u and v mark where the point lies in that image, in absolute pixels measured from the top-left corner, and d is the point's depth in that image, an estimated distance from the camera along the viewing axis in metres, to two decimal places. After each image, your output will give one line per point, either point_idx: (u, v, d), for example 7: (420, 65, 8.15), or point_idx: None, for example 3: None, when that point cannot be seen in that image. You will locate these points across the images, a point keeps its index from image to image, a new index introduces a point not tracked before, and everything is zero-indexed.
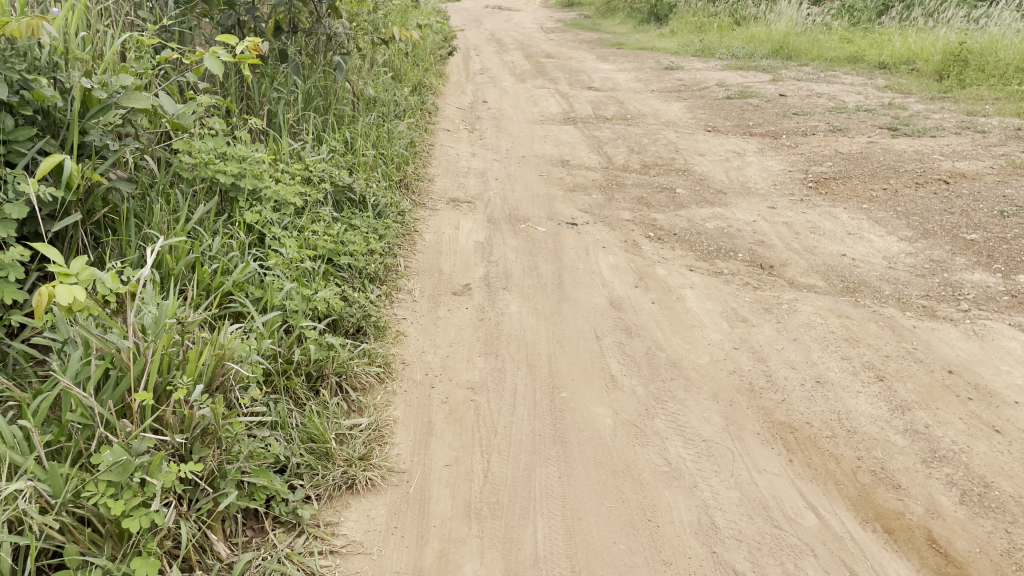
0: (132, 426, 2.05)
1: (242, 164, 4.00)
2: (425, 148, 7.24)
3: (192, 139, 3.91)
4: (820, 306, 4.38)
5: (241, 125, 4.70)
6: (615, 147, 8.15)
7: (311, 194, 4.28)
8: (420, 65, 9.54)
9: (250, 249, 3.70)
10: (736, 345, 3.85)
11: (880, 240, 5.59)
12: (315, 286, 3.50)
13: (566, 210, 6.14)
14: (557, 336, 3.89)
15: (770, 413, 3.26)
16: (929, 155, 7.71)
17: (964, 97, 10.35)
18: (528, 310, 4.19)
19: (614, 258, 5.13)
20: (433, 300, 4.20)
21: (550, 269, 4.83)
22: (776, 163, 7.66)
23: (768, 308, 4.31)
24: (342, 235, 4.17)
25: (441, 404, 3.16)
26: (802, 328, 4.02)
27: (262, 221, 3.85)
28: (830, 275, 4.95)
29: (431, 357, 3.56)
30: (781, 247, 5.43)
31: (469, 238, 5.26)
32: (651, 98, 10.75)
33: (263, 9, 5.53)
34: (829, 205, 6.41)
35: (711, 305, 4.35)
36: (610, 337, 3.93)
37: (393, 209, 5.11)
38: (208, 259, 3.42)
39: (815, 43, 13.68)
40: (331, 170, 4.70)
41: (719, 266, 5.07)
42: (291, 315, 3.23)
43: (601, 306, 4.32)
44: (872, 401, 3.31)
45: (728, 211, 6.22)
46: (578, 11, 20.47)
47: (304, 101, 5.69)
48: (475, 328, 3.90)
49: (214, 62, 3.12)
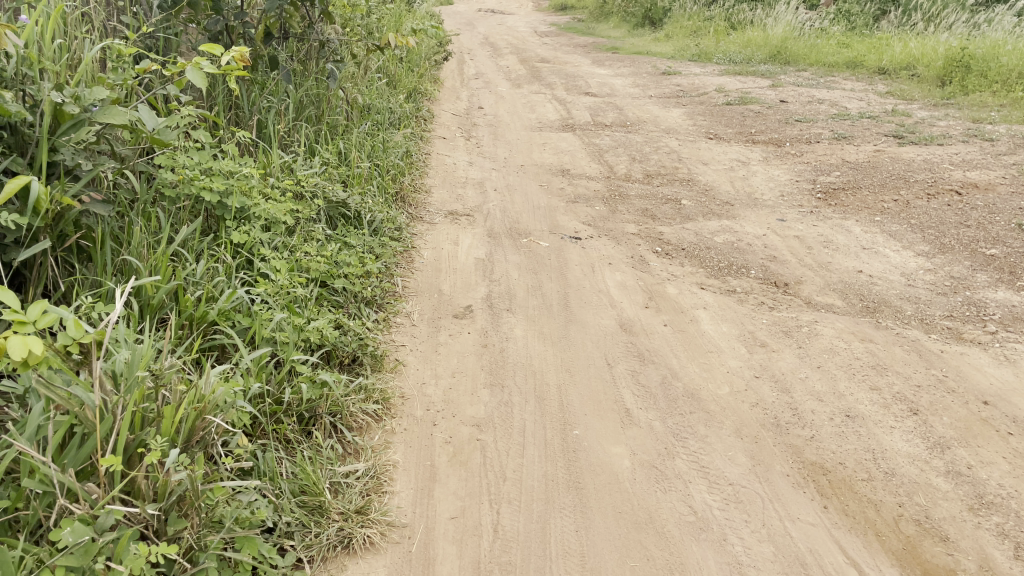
0: (99, 493, 1.82)
1: (228, 180, 3.75)
2: (421, 157, 6.99)
3: (174, 155, 3.66)
4: (842, 329, 4.15)
5: (228, 138, 4.46)
6: (616, 155, 7.92)
7: (303, 212, 4.04)
8: (415, 71, 9.29)
9: (237, 273, 3.45)
10: (757, 373, 3.61)
11: (896, 255, 5.36)
12: (306, 314, 3.26)
13: (568, 223, 5.89)
14: (567, 364, 3.65)
15: (800, 452, 3.02)
16: (938, 164, 7.50)
17: (968, 103, 10.17)
18: (533, 334, 3.94)
19: (621, 275, 4.89)
20: (433, 324, 3.95)
21: (554, 288, 4.58)
22: (782, 173, 7.45)
23: (787, 331, 4.07)
24: (336, 255, 3.93)
25: (444, 444, 2.92)
26: (825, 354, 3.79)
27: (251, 242, 3.60)
28: (848, 294, 4.72)
29: (433, 389, 3.30)
30: (794, 263, 5.20)
31: (468, 254, 5.01)
32: (650, 104, 10.53)
33: (252, 14, 5.30)
34: (840, 217, 6.19)
35: (727, 328, 4.12)
36: (622, 364, 3.69)
37: (389, 225, 4.86)
38: (191, 288, 3.17)
39: (814, 48, 13.50)
40: (324, 185, 4.47)
41: (731, 283, 4.83)
42: (280, 346, 2.99)
43: (611, 329, 4.08)
44: (908, 438, 3.09)
45: (736, 224, 5.99)
46: (571, 14, 20.32)
47: (295, 110, 5.46)
48: (479, 356, 3.65)
49: (197, 75, 2.85)
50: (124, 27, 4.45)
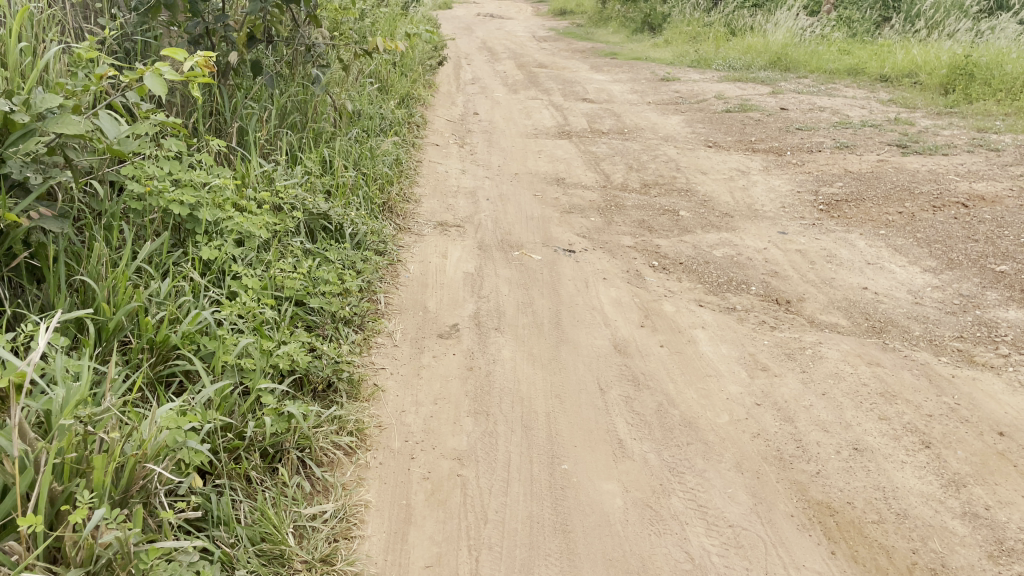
0: (18, 555, 1.61)
1: (200, 193, 3.56)
2: (412, 165, 6.79)
3: (142, 165, 3.47)
4: (847, 351, 3.95)
5: (205, 146, 4.26)
6: (613, 163, 7.73)
7: (280, 225, 3.83)
8: (409, 75, 9.11)
9: (205, 291, 3.25)
10: (759, 401, 3.41)
11: (903, 270, 5.17)
12: (277, 336, 3.05)
13: (562, 235, 5.69)
14: (556, 389, 3.44)
15: (805, 490, 2.82)
16: (944, 175, 7.31)
17: (972, 112, 9.98)
18: (523, 356, 3.73)
19: (615, 291, 4.68)
20: (416, 344, 3.73)
21: (546, 305, 4.38)
22: (783, 183, 7.26)
23: (790, 353, 3.87)
24: (314, 271, 3.72)
25: (422, 481, 2.72)
26: (830, 379, 3.58)
27: (221, 258, 3.40)
28: (853, 313, 4.52)
29: (413, 418, 3.09)
30: (796, 278, 5.00)
31: (457, 268, 4.80)
32: (648, 111, 10.34)
33: (235, 16, 5.07)
34: (844, 230, 5.99)
35: (727, 349, 3.91)
36: (616, 389, 3.48)
37: (373, 237, 4.66)
38: (152, 310, 2.97)
39: (814, 55, 13.33)
40: (305, 197, 4.26)
41: (731, 301, 4.63)
42: (246, 373, 2.78)
43: (604, 350, 3.87)
44: (921, 475, 2.88)
45: (736, 237, 5.79)
46: (570, 19, 20.18)
47: (279, 116, 5.28)
48: (463, 379, 3.44)
49: (155, 81, 2.66)
50: (99, 29, 4.26)
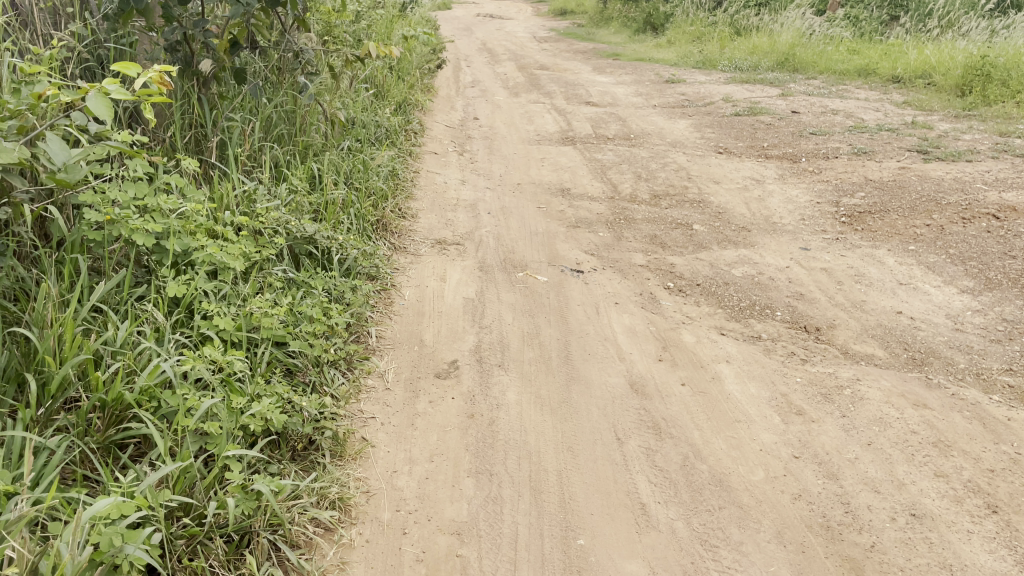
0: None
1: (168, 219, 3.20)
2: (409, 176, 6.42)
3: (103, 190, 3.11)
4: (889, 390, 3.56)
5: (177, 166, 3.89)
6: (620, 172, 7.34)
7: (258, 254, 3.45)
8: (405, 79, 8.73)
9: (171, 334, 2.87)
10: (797, 452, 3.03)
11: (938, 292, 4.78)
12: (250, 391, 2.67)
13: (569, 252, 5.30)
14: (568, 439, 3.06)
15: (858, 569, 2.46)
16: (970, 183, 6.92)
17: (992, 114, 9.59)
18: (529, 399, 3.34)
19: (629, 318, 4.29)
20: (410, 387, 3.34)
21: (554, 336, 3.99)
22: (800, 193, 6.87)
23: (827, 393, 3.48)
24: (295, 306, 3.34)
25: (415, 564, 2.35)
26: (875, 426, 3.20)
27: (190, 294, 3.03)
28: (889, 342, 4.13)
29: (405, 481, 2.71)
30: (824, 301, 4.62)
31: (457, 293, 4.43)
32: (654, 115, 9.95)
33: (217, 21, 4.68)
34: (870, 246, 5.61)
35: (756, 389, 3.52)
36: (635, 439, 3.10)
37: (364, 262, 4.28)
38: (106, 362, 2.60)
39: (823, 55, 12.94)
40: (288, 219, 3.87)
41: (755, 328, 4.25)
42: (210, 437, 2.41)
43: (620, 390, 3.48)
44: (992, 550, 2.53)
45: (755, 253, 5.41)
46: (572, 18, 19.79)
47: (264, 128, 4.90)
48: (464, 430, 3.06)
49: (99, 104, 2.33)
50: (67, 36, 3.90)
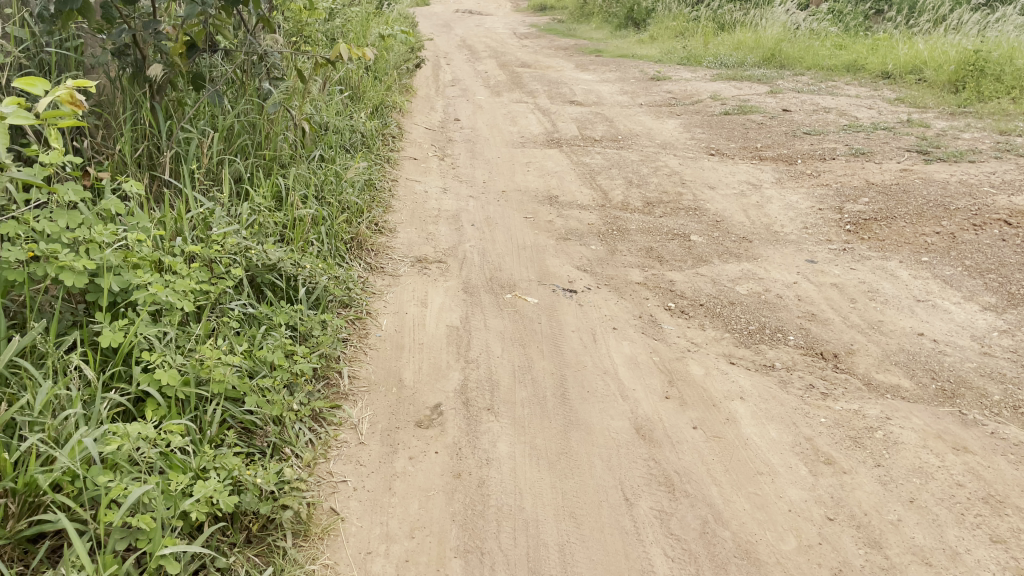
0: None
1: (105, 252, 2.75)
2: (386, 186, 6.00)
3: (28, 220, 2.67)
4: (923, 429, 3.20)
5: (119, 186, 3.44)
6: (609, 177, 6.95)
7: (212, 290, 3.02)
8: (382, 81, 8.28)
9: (104, 394, 2.46)
10: (832, 513, 2.67)
11: (960, 310, 4.43)
12: (195, 466, 2.26)
13: (560, 269, 4.90)
14: (570, 503, 2.67)
15: None
16: (977, 186, 6.59)
17: (989, 111, 9.26)
18: (523, 451, 2.94)
19: (629, 346, 3.90)
20: (388, 440, 2.93)
21: (548, 370, 3.59)
22: (800, 198, 6.50)
23: (858, 437, 3.10)
24: (252, 352, 2.91)
25: None
26: (915, 478, 2.84)
27: (128, 342, 2.60)
28: (915, 370, 3.77)
29: (381, 566, 2.33)
30: (838, 322, 4.25)
31: (440, 319, 4.03)
32: (641, 114, 9.56)
33: (171, 23, 4.23)
34: (880, 257, 5.26)
35: (776, 432, 3.14)
36: (646, 499, 2.71)
37: (336, 289, 3.86)
38: (19, 435, 2.18)
39: (810, 50, 12.62)
40: (247, 245, 3.44)
41: (768, 356, 3.87)
42: (142, 532, 2.03)
43: (625, 435, 3.09)
44: None
45: (759, 267, 5.03)
46: (551, 15, 19.39)
47: (224, 139, 4.45)
48: (449, 493, 2.66)
49: None
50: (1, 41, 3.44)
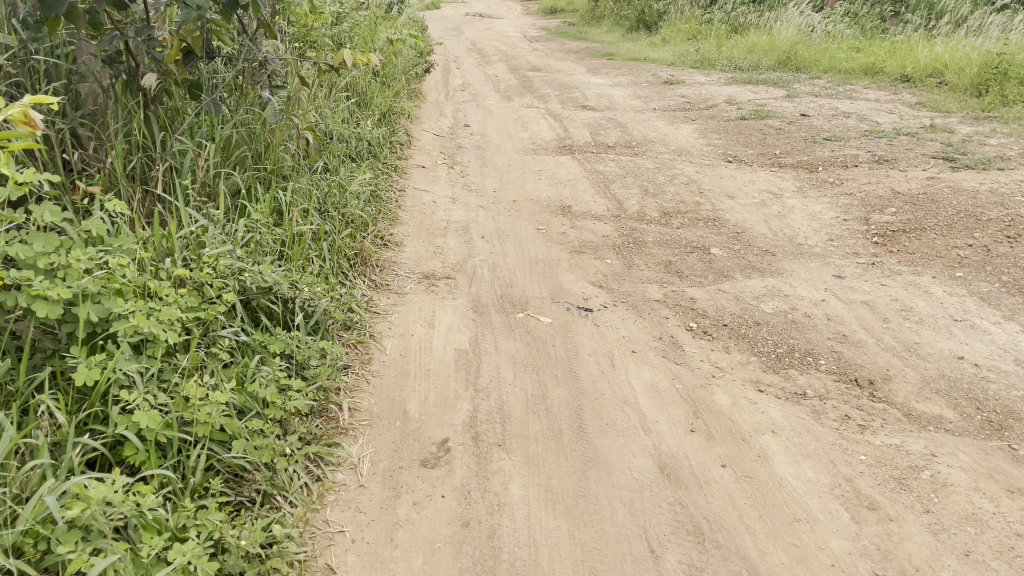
0: None
1: (85, 278, 2.53)
2: (392, 197, 5.77)
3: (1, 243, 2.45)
4: (973, 468, 2.94)
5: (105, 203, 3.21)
6: (625, 186, 6.70)
7: (201, 318, 2.80)
8: (391, 86, 8.05)
9: (77, 439, 2.23)
10: (879, 569, 2.43)
11: (1000, 330, 4.16)
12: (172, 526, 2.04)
13: (575, 285, 4.66)
14: (589, 557, 2.43)
15: None
16: (1009, 195, 6.30)
17: (1015, 115, 8.95)
18: (538, 494, 2.70)
19: (650, 371, 3.64)
20: (390, 482, 2.70)
21: (564, 399, 3.35)
22: (824, 208, 6.23)
23: (903, 478, 2.85)
24: (242, 387, 2.69)
25: None
26: (968, 528, 2.59)
27: (105, 378, 2.37)
28: (958, 398, 3.50)
29: None
30: (872, 344, 3.99)
31: (447, 342, 3.79)
32: (656, 120, 9.30)
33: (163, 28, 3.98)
34: (912, 271, 4.99)
35: (813, 471, 2.88)
36: (674, 552, 2.47)
37: (336, 312, 3.63)
38: None
39: (826, 53, 12.32)
40: (241, 266, 3.21)
41: (799, 382, 3.61)
42: None
43: (648, 475, 2.85)
44: None
45: (785, 283, 4.77)
46: (561, 17, 19.16)
47: (221, 150, 4.22)
48: (456, 545, 2.43)
49: None
50: None
